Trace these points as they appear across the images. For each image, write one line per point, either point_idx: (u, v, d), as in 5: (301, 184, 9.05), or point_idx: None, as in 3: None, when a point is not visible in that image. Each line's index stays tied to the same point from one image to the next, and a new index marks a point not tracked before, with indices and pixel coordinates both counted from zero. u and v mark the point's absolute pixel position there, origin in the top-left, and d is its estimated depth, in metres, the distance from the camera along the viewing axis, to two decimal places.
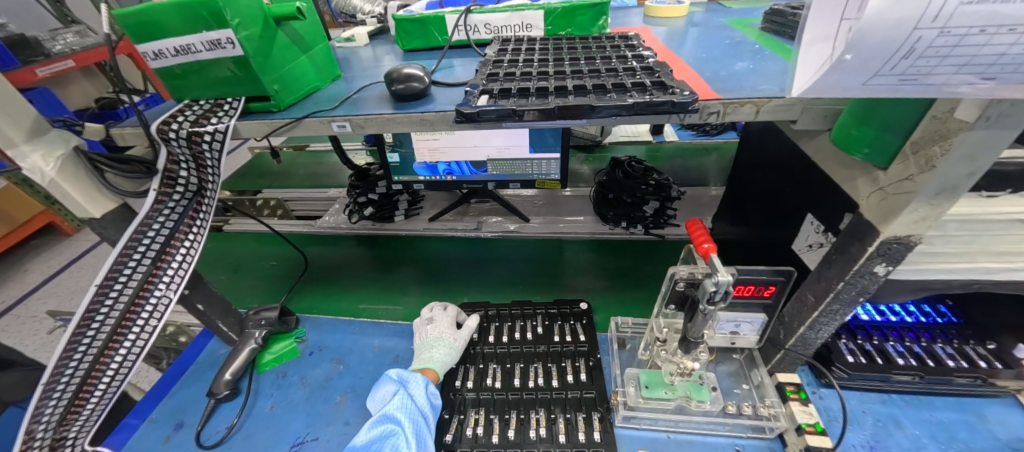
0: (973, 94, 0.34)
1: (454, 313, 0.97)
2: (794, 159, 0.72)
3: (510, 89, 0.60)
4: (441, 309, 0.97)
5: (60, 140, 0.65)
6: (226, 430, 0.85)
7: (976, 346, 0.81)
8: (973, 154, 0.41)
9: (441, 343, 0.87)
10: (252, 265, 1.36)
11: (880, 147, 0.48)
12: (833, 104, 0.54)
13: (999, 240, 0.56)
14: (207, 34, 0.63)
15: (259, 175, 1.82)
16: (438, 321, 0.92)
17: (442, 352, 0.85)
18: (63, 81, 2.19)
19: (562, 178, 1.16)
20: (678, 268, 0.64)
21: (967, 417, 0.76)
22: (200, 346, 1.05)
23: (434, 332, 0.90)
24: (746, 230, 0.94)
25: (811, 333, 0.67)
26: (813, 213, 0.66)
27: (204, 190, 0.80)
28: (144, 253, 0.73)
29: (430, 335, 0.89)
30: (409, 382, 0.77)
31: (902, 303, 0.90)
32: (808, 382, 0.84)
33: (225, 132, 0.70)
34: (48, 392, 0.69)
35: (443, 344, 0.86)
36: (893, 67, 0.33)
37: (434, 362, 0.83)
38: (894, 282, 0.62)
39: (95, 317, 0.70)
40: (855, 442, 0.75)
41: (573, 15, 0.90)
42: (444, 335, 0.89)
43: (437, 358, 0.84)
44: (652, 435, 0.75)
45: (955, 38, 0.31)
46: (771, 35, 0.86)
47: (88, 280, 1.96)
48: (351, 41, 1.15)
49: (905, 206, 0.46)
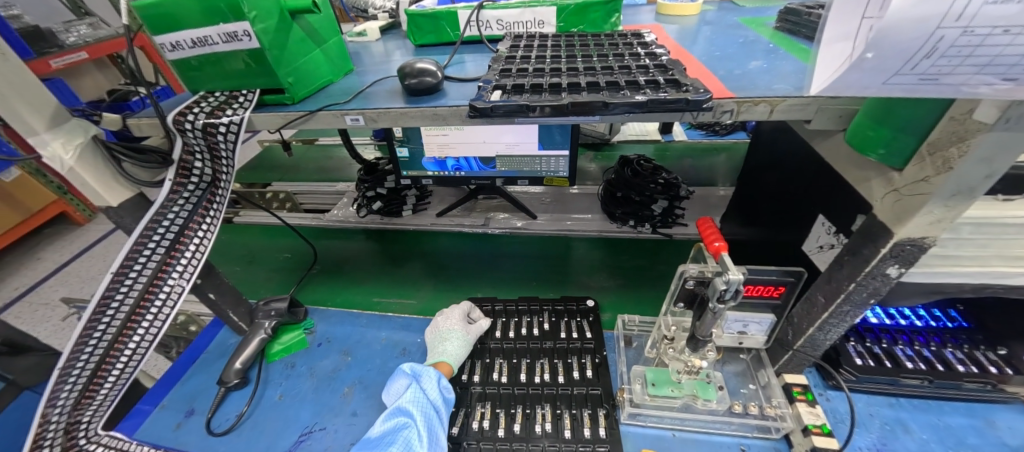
0: (992, 95, 0.34)
1: (466, 306, 0.97)
2: (806, 160, 0.71)
3: (522, 85, 0.60)
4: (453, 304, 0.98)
5: (80, 130, 0.66)
6: (236, 418, 0.87)
7: (987, 352, 0.80)
8: (991, 156, 0.40)
9: (454, 335, 0.88)
10: (265, 257, 1.38)
11: (896, 147, 0.48)
12: (849, 104, 0.54)
13: (1014, 244, 0.56)
14: (224, 26, 0.64)
15: (269, 168, 1.84)
16: (450, 312, 0.93)
17: (455, 345, 0.86)
18: (77, 73, 2.22)
19: (570, 176, 1.16)
20: (688, 266, 0.64)
21: (975, 422, 0.76)
22: (211, 335, 1.07)
23: (445, 324, 0.91)
24: (755, 230, 0.94)
25: (820, 334, 0.67)
26: (824, 213, 0.66)
27: (219, 181, 0.81)
28: (159, 242, 0.74)
29: (441, 327, 0.90)
30: (422, 376, 0.77)
31: (912, 307, 0.90)
32: (816, 383, 0.84)
33: (240, 123, 0.73)
34: (63, 376, 0.70)
35: (456, 337, 0.88)
36: (914, 66, 0.32)
37: (447, 356, 0.84)
38: (906, 285, 0.62)
39: (110, 304, 0.72)
40: (862, 444, 0.74)
41: (585, 12, 0.90)
42: (456, 327, 0.90)
43: (451, 352, 0.85)
44: (657, 433, 0.76)
45: (978, 38, 0.30)
46: (785, 34, 0.85)
47: (100, 269, 1.99)
48: (362, 35, 1.16)
49: (920, 207, 0.45)
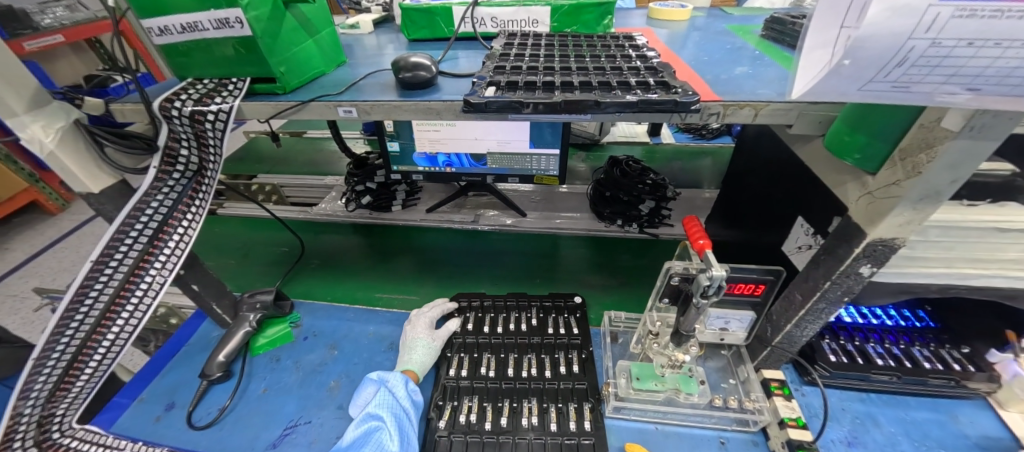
0: (958, 104, 0.36)
1: (435, 311, 0.98)
2: (787, 164, 0.74)
3: (516, 82, 0.61)
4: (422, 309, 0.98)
5: (62, 112, 0.64)
6: (218, 412, 0.86)
7: (952, 350, 0.85)
8: (958, 163, 0.43)
9: (420, 344, 0.88)
10: (263, 252, 1.35)
11: (870, 153, 0.50)
12: (828, 110, 0.56)
13: (977, 247, 0.59)
14: (215, 13, 0.63)
15: (256, 160, 1.81)
16: (417, 321, 0.93)
17: (422, 353, 0.86)
18: (50, 56, 2.14)
19: (560, 175, 1.17)
20: (673, 263, 0.66)
21: (939, 416, 0.80)
22: (193, 327, 1.06)
23: (412, 333, 0.91)
24: (738, 232, 0.97)
25: (797, 331, 0.70)
26: (804, 216, 0.69)
27: (205, 171, 0.79)
28: (141, 230, 0.73)
29: (408, 337, 0.90)
30: (388, 380, 0.78)
31: (884, 307, 0.94)
32: (792, 379, 0.87)
33: (229, 112, 0.71)
34: (37, 367, 0.69)
35: (421, 344, 0.88)
36: (887, 74, 0.34)
37: (415, 363, 0.85)
38: (876, 285, 0.65)
39: (89, 293, 0.70)
40: (834, 437, 0.78)
41: (579, 13, 0.91)
42: (422, 335, 0.90)
43: (417, 359, 0.86)
44: (641, 426, 0.78)
45: (945, 50, 0.32)
46: (771, 42, 0.88)
47: (72, 261, 1.92)
48: (355, 28, 1.15)
49: (891, 210, 0.48)
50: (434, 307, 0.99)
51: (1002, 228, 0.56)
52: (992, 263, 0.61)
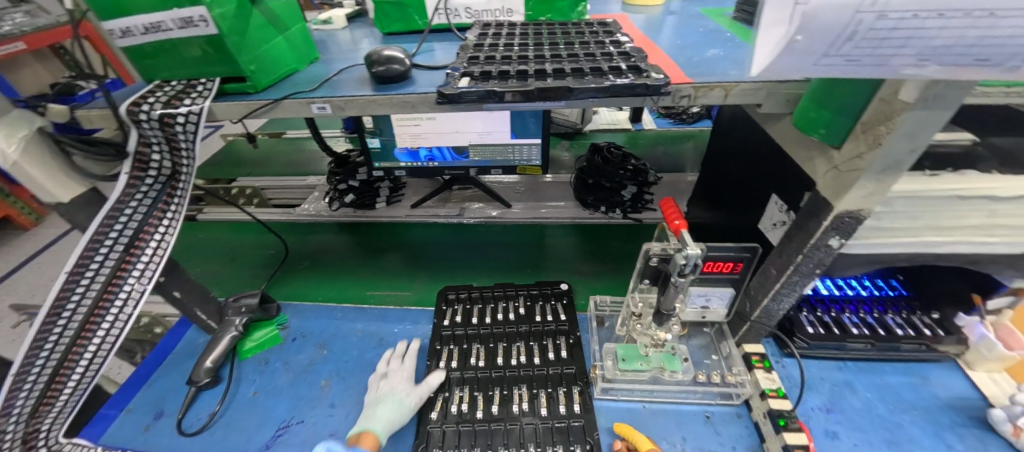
0: (917, 75, 0.37)
1: (411, 366, 0.86)
2: (761, 143, 0.76)
3: (490, 71, 0.61)
4: (400, 361, 0.87)
5: (23, 121, 0.62)
6: (208, 417, 0.85)
7: (921, 316, 0.89)
8: (915, 133, 0.45)
9: (391, 399, 0.77)
10: (250, 256, 1.32)
11: (835, 128, 0.51)
12: (796, 88, 0.57)
13: (940, 216, 0.62)
14: (179, 12, 0.61)
15: (234, 164, 1.77)
16: (393, 375, 0.82)
17: (389, 410, 0.75)
18: None
19: (543, 164, 1.18)
20: (652, 244, 0.68)
21: (911, 380, 0.84)
22: (178, 336, 1.04)
23: (387, 387, 0.80)
24: (718, 213, 0.99)
25: (774, 305, 0.72)
26: (777, 193, 0.70)
27: (180, 175, 0.78)
28: (116, 240, 0.72)
29: (380, 390, 0.80)
30: None
31: (859, 278, 0.97)
32: (773, 352, 0.90)
33: (199, 113, 0.68)
34: (18, 384, 0.68)
35: (393, 399, 0.76)
36: (839, 48, 0.36)
37: (377, 425, 0.73)
38: (847, 256, 0.68)
39: (66, 305, 0.69)
40: (813, 405, 0.81)
41: (553, 1, 0.91)
42: (398, 389, 0.79)
43: (381, 418, 0.73)
44: (629, 406, 0.80)
45: (893, 22, 0.34)
46: (743, 24, 0.89)
47: (50, 275, 1.87)
48: (328, 23, 1.13)
49: (855, 182, 0.50)
50: (412, 360, 0.87)
51: (962, 196, 0.59)
52: (953, 230, 0.64)
